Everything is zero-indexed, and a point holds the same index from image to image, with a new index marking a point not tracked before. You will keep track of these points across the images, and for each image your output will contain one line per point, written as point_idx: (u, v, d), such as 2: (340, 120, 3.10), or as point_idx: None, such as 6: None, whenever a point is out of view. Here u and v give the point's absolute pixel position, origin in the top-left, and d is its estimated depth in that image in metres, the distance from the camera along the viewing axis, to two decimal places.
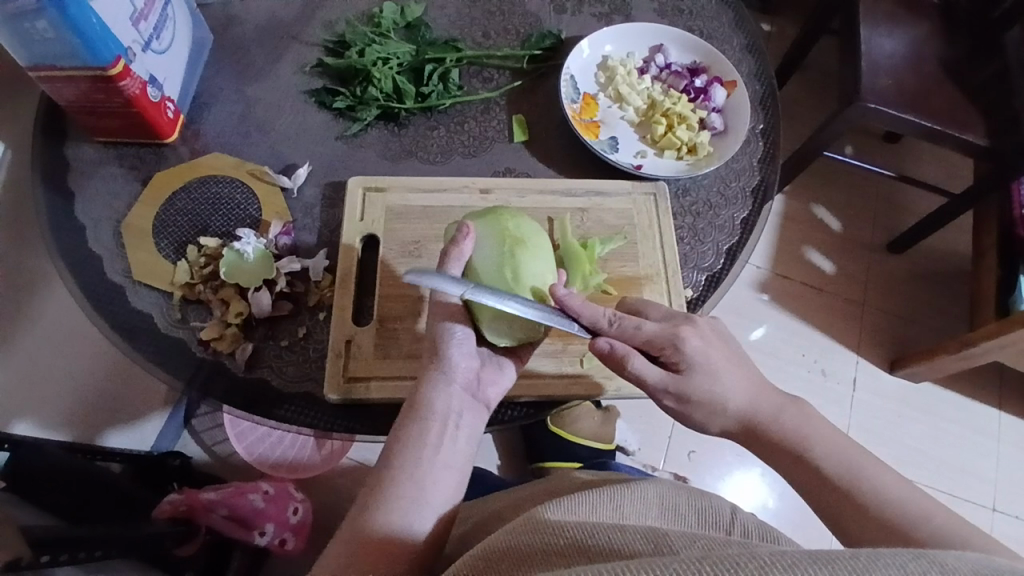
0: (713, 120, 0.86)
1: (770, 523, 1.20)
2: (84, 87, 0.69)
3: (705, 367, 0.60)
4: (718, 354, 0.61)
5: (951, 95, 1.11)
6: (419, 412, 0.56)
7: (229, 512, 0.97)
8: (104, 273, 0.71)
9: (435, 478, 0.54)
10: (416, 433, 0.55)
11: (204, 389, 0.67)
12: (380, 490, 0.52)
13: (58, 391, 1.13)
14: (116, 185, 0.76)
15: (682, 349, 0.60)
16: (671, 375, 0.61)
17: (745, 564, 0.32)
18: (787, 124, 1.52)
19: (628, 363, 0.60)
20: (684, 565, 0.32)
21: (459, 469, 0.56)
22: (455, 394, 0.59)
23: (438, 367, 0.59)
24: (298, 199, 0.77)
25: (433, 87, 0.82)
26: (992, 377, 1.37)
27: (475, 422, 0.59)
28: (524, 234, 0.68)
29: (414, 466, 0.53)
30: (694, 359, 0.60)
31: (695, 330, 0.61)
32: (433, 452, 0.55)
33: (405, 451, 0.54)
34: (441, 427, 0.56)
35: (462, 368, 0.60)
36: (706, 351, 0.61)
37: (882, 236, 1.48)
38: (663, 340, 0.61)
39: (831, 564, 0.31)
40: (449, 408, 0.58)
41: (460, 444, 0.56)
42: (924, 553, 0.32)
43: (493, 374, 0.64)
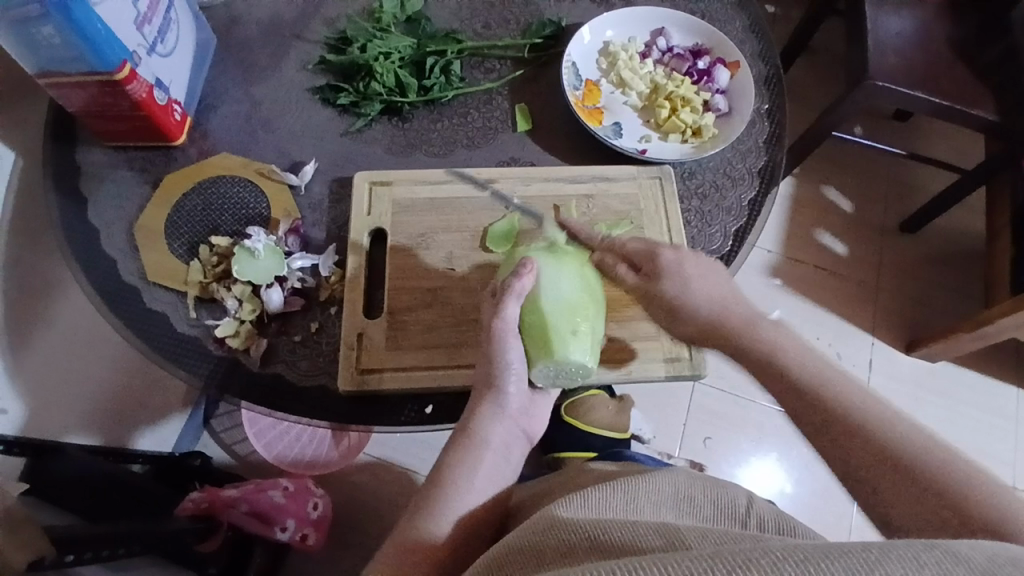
0: (717, 102, 0.85)
1: (787, 509, 1.20)
2: (92, 92, 0.70)
3: (676, 272, 0.65)
4: (695, 271, 0.65)
5: (960, 73, 1.09)
6: (477, 438, 0.58)
7: (250, 508, 1.00)
8: (119, 274, 0.72)
9: (484, 498, 0.56)
10: (477, 455, 0.57)
11: (220, 387, 0.68)
12: (440, 506, 0.54)
13: (80, 393, 1.15)
14: (127, 189, 0.77)
15: (656, 259, 0.66)
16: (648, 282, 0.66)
17: (758, 561, 0.32)
18: (793, 106, 1.51)
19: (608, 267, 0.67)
20: (697, 564, 0.32)
21: (501, 490, 0.58)
22: (506, 423, 0.60)
23: (498, 396, 0.60)
24: (306, 195, 0.78)
25: (435, 80, 0.83)
26: (1010, 355, 1.35)
27: (517, 452, 0.61)
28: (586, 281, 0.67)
29: (467, 487, 0.55)
30: (669, 269, 0.65)
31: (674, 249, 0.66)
32: (488, 475, 0.57)
33: (459, 472, 0.56)
34: (498, 452, 0.58)
35: (517, 399, 0.61)
36: (685, 267, 0.65)
37: (894, 215, 1.47)
38: (644, 252, 0.67)
39: (844, 556, 0.31)
40: (504, 435, 0.59)
41: (506, 469, 0.59)
42: (939, 543, 0.32)
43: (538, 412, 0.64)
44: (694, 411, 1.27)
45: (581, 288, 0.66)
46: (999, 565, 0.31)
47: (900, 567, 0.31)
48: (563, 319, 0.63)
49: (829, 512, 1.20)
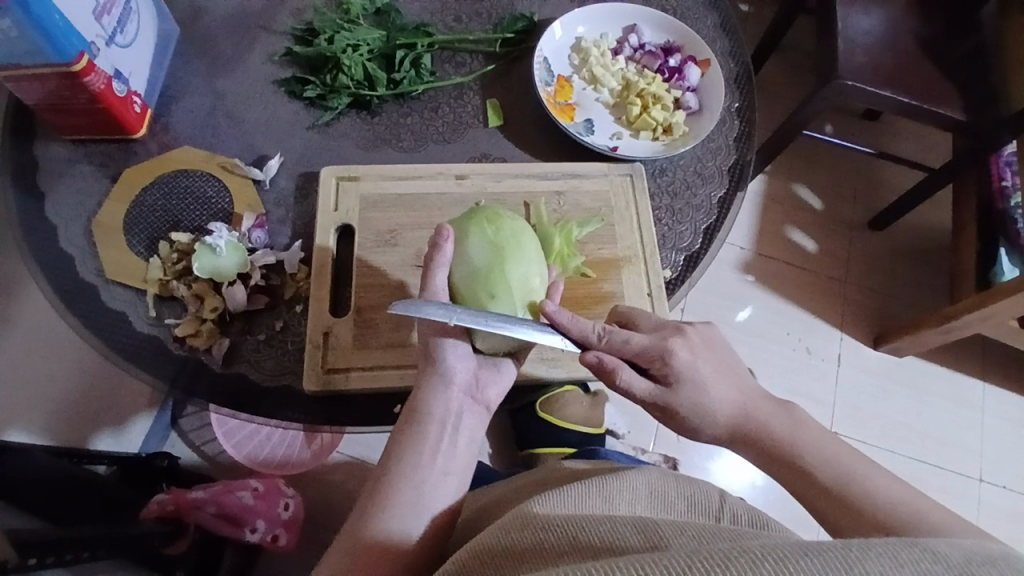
0: (688, 100, 0.85)
1: (759, 501, 1.21)
2: (49, 84, 0.67)
3: (695, 380, 0.60)
4: (709, 367, 0.60)
5: (930, 72, 1.11)
6: (417, 418, 0.57)
7: (218, 510, 0.97)
8: (76, 271, 0.70)
9: (436, 482, 0.55)
10: (414, 436, 0.56)
11: (184, 388, 0.66)
12: (382, 495, 0.53)
13: (42, 395, 1.11)
14: (86, 183, 0.74)
15: (671, 362, 0.59)
16: (662, 388, 0.60)
17: (739, 559, 0.31)
18: (765, 105, 1.52)
19: (617, 378, 0.59)
20: (676, 560, 0.32)
21: (458, 471, 0.56)
22: (452, 397, 0.59)
23: (434, 370, 0.60)
24: (272, 190, 0.76)
25: (404, 73, 0.81)
26: (974, 349, 1.38)
27: (474, 426, 0.60)
28: (504, 240, 0.66)
29: (412, 470, 0.54)
30: (684, 374, 0.59)
31: (684, 343, 0.60)
32: (431, 454, 0.56)
33: (404, 457, 0.55)
34: (440, 429, 0.57)
35: (460, 370, 0.60)
36: (700, 367, 0.60)
37: (863, 212, 1.49)
38: (653, 353, 0.60)
39: (824, 553, 0.31)
40: (447, 411, 0.58)
41: (459, 447, 0.57)
42: (919, 542, 0.33)
43: (493, 376, 0.63)
44: None
45: (494, 243, 0.65)
46: (977, 563, 0.31)
47: (878, 565, 0.30)
48: (477, 282, 0.64)
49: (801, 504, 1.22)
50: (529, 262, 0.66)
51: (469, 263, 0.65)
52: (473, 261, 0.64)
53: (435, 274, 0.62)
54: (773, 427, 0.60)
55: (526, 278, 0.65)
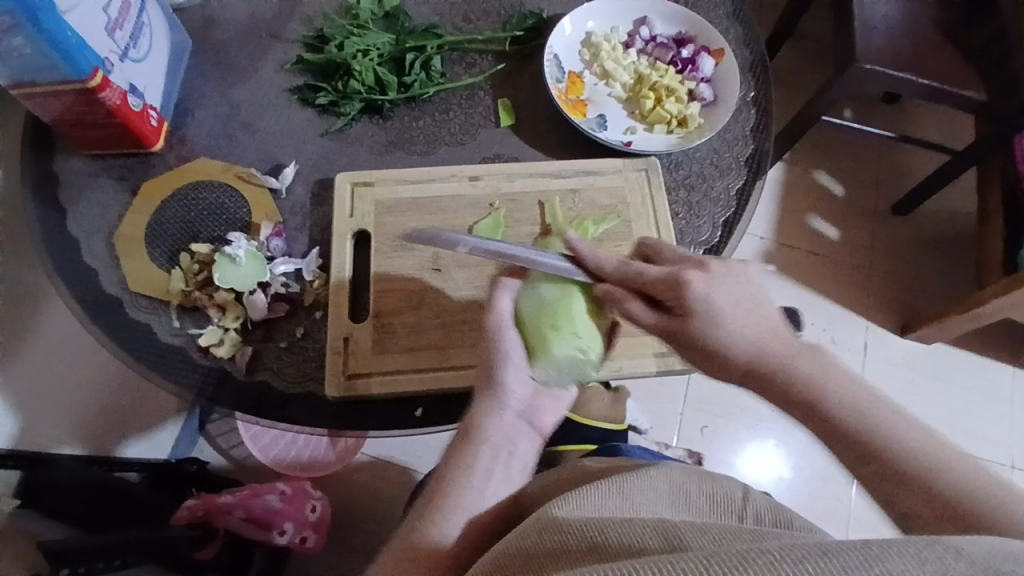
0: (702, 91, 0.84)
1: (785, 494, 1.20)
2: (66, 101, 0.68)
3: (712, 312, 0.56)
4: (725, 298, 0.56)
5: (948, 52, 1.09)
6: (475, 438, 0.57)
7: (246, 514, 0.98)
8: (100, 284, 0.71)
9: (487, 504, 0.54)
10: (470, 457, 0.56)
11: (209, 397, 0.67)
12: (436, 511, 0.53)
13: (71, 404, 1.14)
14: (106, 198, 0.75)
15: (684, 287, 0.56)
16: (670, 319, 0.57)
17: (756, 561, 0.31)
18: (780, 92, 1.50)
19: (624, 307, 0.58)
20: (692, 565, 0.32)
21: (510, 494, 0.56)
22: (510, 421, 0.59)
23: (493, 393, 0.59)
24: (288, 198, 0.77)
25: (415, 76, 0.81)
26: (1004, 334, 1.35)
27: (529, 450, 0.59)
28: (542, 256, 0.68)
29: (469, 486, 0.54)
30: (698, 303, 0.56)
31: (703, 273, 0.56)
32: (486, 476, 0.55)
33: (460, 473, 0.55)
34: (496, 452, 0.57)
35: (519, 394, 0.60)
36: (717, 298, 0.56)
37: (885, 198, 1.46)
38: (663, 281, 0.57)
39: (840, 554, 0.31)
40: (504, 434, 0.58)
41: (513, 472, 0.57)
42: (942, 539, 0.32)
43: (552, 402, 0.62)
44: (690, 400, 1.27)
45: (559, 275, 0.63)
46: (1002, 560, 0.31)
47: (899, 564, 0.30)
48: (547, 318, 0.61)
49: (827, 497, 1.20)
50: None
51: (537, 294, 0.62)
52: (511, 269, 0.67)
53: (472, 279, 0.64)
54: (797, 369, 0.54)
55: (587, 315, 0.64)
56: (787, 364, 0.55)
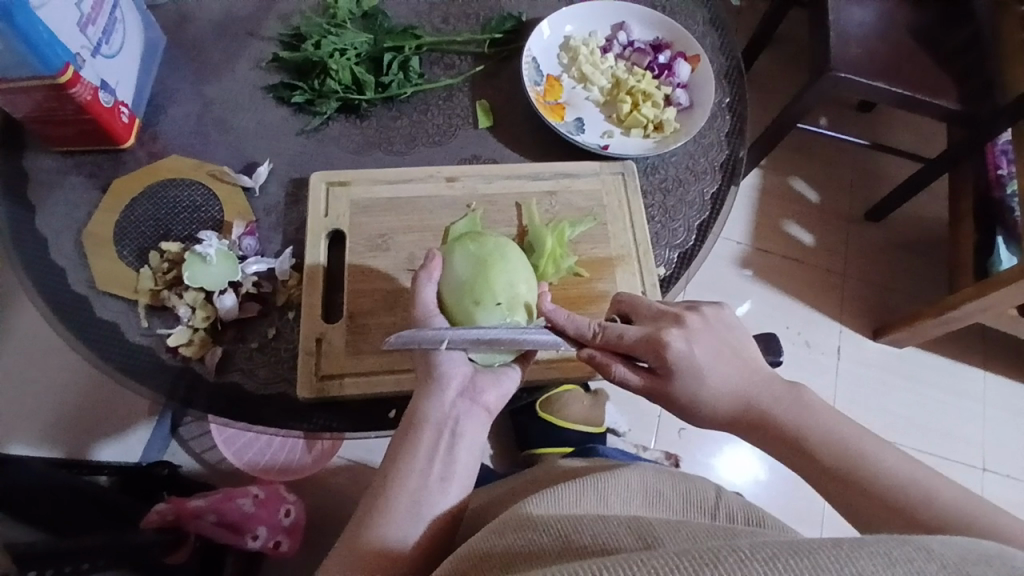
0: (678, 97, 0.84)
1: (759, 496, 1.21)
2: (36, 97, 0.67)
3: (690, 370, 0.60)
4: (706, 355, 0.60)
5: (921, 63, 1.11)
6: (413, 424, 0.56)
7: (218, 518, 0.96)
8: (67, 283, 0.69)
9: (432, 490, 0.53)
10: (409, 444, 0.55)
11: (179, 398, 0.66)
12: (377, 504, 0.53)
13: (38, 406, 1.11)
14: (75, 194, 0.74)
15: (665, 354, 0.59)
16: (656, 381, 0.61)
17: (727, 558, 0.31)
18: (758, 99, 1.52)
19: (610, 370, 0.61)
20: (664, 561, 0.32)
21: (458, 478, 0.55)
22: (449, 403, 0.58)
23: (428, 376, 0.59)
24: (261, 197, 0.76)
25: (393, 76, 0.80)
26: (974, 339, 1.38)
27: (476, 428, 0.58)
28: (488, 253, 0.66)
29: (408, 476, 0.54)
30: (679, 365, 0.59)
31: (682, 333, 0.60)
32: (426, 462, 0.54)
33: (399, 464, 0.54)
34: (436, 435, 0.56)
35: (455, 374, 0.59)
36: (696, 355, 0.60)
37: (859, 205, 1.49)
38: (646, 347, 0.60)
39: (811, 552, 0.31)
40: (444, 416, 0.57)
41: (458, 453, 0.56)
42: (911, 539, 0.33)
43: (493, 378, 0.61)
44: None
45: (475, 264, 0.65)
46: (973, 561, 0.31)
47: (870, 563, 0.30)
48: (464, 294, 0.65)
49: (801, 498, 1.22)
50: (515, 271, 0.67)
51: (457, 285, 0.65)
52: (457, 274, 0.65)
53: (422, 291, 0.63)
54: (777, 410, 0.59)
55: (512, 283, 0.66)
56: (773, 412, 0.59)
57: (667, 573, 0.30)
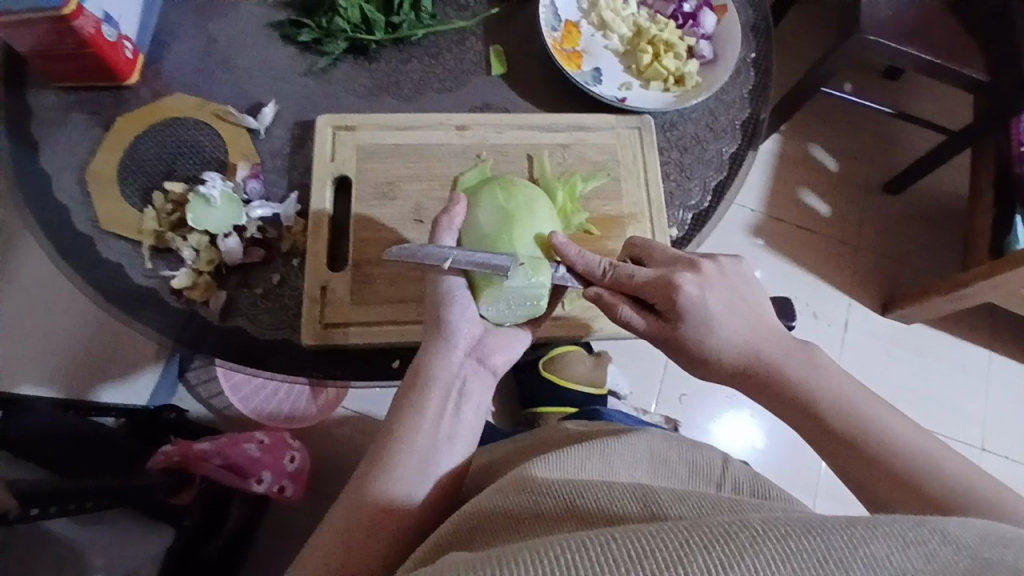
0: (701, 48, 0.81)
1: (758, 464, 1.21)
2: (40, 30, 0.65)
3: (699, 319, 0.59)
4: (717, 302, 0.59)
5: (954, 31, 1.06)
6: (421, 380, 0.56)
7: (224, 462, 0.97)
8: (70, 222, 0.68)
9: (438, 447, 0.53)
10: (417, 400, 0.55)
11: (185, 342, 0.65)
12: (382, 458, 0.52)
13: (44, 347, 1.12)
14: (79, 132, 0.72)
15: (676, 296, 0.58)
16: (663, 325, 0.60)
17: (738, 535, 0.31)
18: (780, 61, 1.47)
19: (616, 312, 0.60)
20: (673, 535, 0.31)
21: (464, 436, 0.55)
22: (456, 361, 0.58)
23: (437, 334, 0.59)
24: (266, 139, 0.74)
25: (404, 16, 0.78)
26: (985, 316, 1.36)
27: (481, 389, 0.58)
28: (513, 207, 0.65)
29: (416, 434, 0.53)
30: (690, 308, 0.58)
31: (694, 278, 0.59)
32: (434, 419, 0.54)
33: (406, 421, 0.54)
34: (444, 393, 0.56)
35: (464, 333, 0.60)
36: (707, 303, 0.58)
37: (878, 174, 1.45)
38: (656, 288, 0.59)
39: (826, 530, 0.30)
40: (451, 374, 0.57)
41: (464, 412, 0.56)
42: (927, 521, 0.32)
43: (505, 339, 0.63)
44: (671, 366, 1.27)
45: (499, 216, 0.64)
46: (988, 546, 0.31)
47: (883, 546, 0.30)
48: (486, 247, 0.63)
49: (800, 466, 1.22)
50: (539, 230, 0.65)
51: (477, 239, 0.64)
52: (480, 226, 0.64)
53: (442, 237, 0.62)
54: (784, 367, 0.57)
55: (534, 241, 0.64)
56: (783, 368, 0.58)
57: (678, 551, 0.30)
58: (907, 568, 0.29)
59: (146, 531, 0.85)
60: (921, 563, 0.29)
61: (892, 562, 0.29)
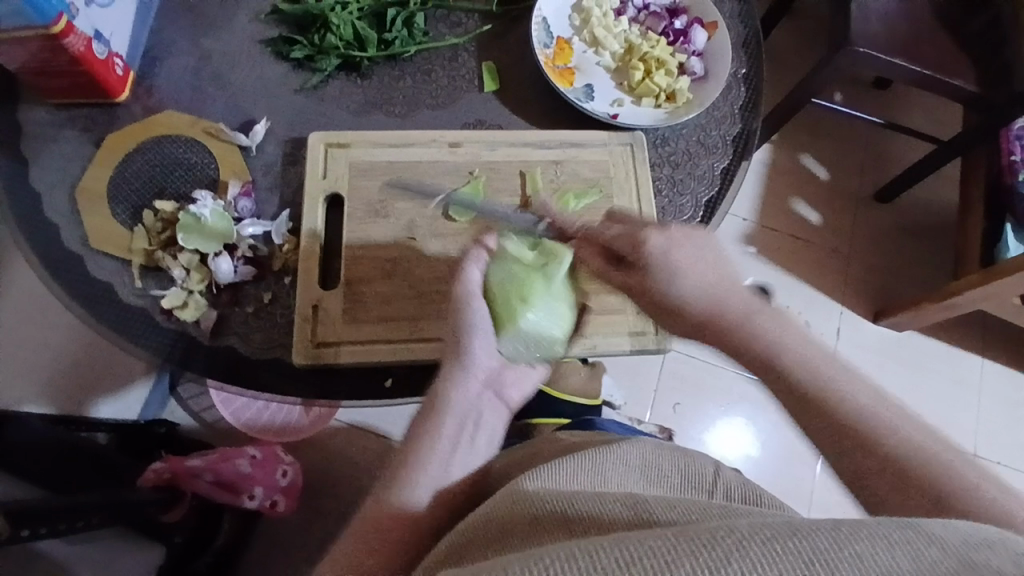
0: (692, 65, 0.81)
1: (751, 473, 1.21)
2: (30, 48, 0.64)
3: (664, 266, 0.59)
4: (682, 256, 0.59)
5: (942, 41, 1.07)
6: (444, 396, 0.56)
7: (215, 478, 0.96)
8: (61, 239, 0.68)
9: (455, 462, 0.54)
10: (440, 414, 0.55)
11: (176, 360, 0.65)
12: (405, 468, 0.52)
13: (34, 362, 1.11)
14: (70, 149, 0.72)
15: (644, 246, 0.59)
16: (633, 275, 0.61)
17: (724, 540, 0.30)
18: (771, 73, 1.48)
19: (595, 266, 0.62)
20: (660, 542, 0.31)
21: (478, 453, 0.56)
22: (477, 378, 0.59)
23: (461, 350, 0.59)
24: (258, 156, 0.74)
25: (396, 33, 0.78)
26: (976, 325, 1.37)
27: (493, 408, 0.59)
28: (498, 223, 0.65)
29: (434, 459, 0.53)
30: (656, 260, 0.59)
31: (659, 232, 0.59)
32: (454, 434, 0.55)
33: (428, 431, 0.54)
34: (463, 408, 0.56)
35: (485, 352, 0.60)
36: (673, 256, 0.59)
37: (869, 184, 1.46)
38: (627, 239, 0.60)
39: (812, 533, 0.30)
40: (470, 392, 0.58)
41: (479, 429, 0.56)
42: (913, 522, 0.32)
43: (519, 374, 0.62)
44: (665, 377, 1.26)
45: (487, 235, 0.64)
46: (975, 546, 0.30)
47: (869, 547, 0.30)
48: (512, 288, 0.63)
49: (794, 475, 1.22)
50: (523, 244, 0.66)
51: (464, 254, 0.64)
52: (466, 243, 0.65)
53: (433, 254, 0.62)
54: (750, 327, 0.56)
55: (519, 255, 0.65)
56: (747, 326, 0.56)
57: (664, 558, 0.30)
58: (894, 568, 0.29)
59: (137, 549, 0.84)
60: (910, 564, 0.29)
61: (878, 562, 0.29)
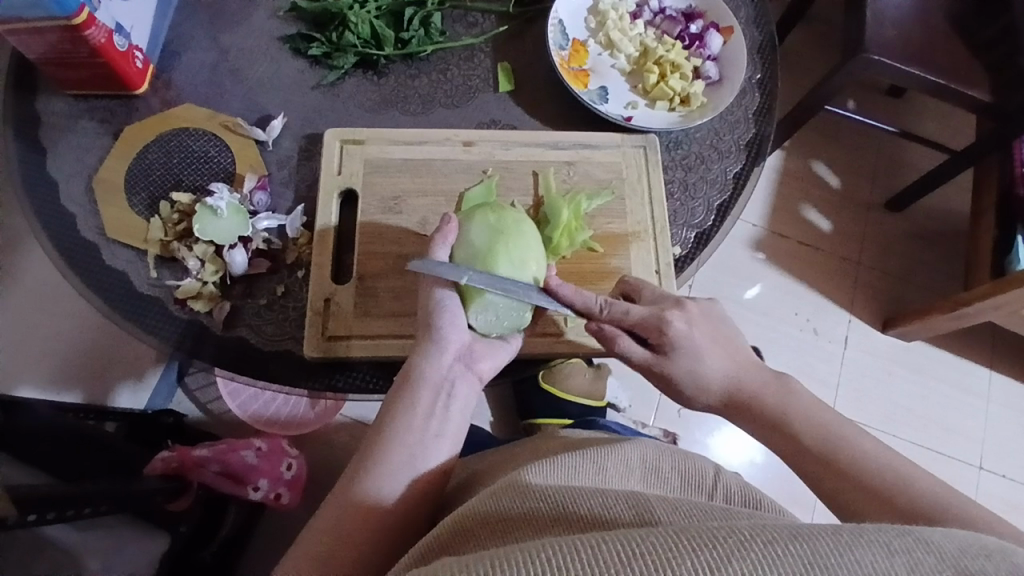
0: (708, 69, 0.82)
1: (754, 479, 1.21)
2: (51, 39, 0.65)
3: (689, 350, 0.61)
4: (703, 338, 0.61)
5: (957, 51, 1.07)
6: (411, 381, 0.56)
7: (221, 469, 0.97)
8: (77, 228, 0.69)
9: (427, 446, 0.54)
10: (407, 401, 0.55)
11: (188, 350, 0.66)
12: (371, 455, 0.52)
13: (46, 350, 1.12)
14: (88, 140, 0.72)
15: (667, 332, 0.60)
16: (658, 357, 0.62)
17: (725, 538, 0.31)
18: (784, 79, 1.48)
19: (616, 344, 0.62)
20: (661, 538, 0.31)
21: (451, 437, 0.55)
22: (448, 363, 0.59)
23: (431, 338, 0.59)
24: (274, 151, 0.75)
25: (413, 32, 0.78)
26: (985, 336, 1.36)
27: (469, 393, 0.58)
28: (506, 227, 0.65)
29: (405, 434, 0.53)
30: (679, 344, 0.61)
31: (682, 314, 0.61)
32: (424, 419, 0.55)
33: (395, 418, 0.54)
34: (433, 393, 0.56)
35: (455, 338, 0.60)
36: (695, 338, 0.61)
37: (880, 193, 1.46)
38: (651, 324, 0.61)
39: (811, 538, 0.31)
40: (442, 377, 0.57)
41: (453, 413, 0.56)
42: (912, 530, 0.32)
43: (490, 349, 0.63)
44: None
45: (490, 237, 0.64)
46: (971, 554, 0.31)
47: (867, 553, 0.30)
48: (477, 263, 0.63)
49: (797, 483, 1.22)
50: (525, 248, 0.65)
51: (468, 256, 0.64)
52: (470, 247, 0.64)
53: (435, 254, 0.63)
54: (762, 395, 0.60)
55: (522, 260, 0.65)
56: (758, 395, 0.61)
57: (666, 553, 0.30)
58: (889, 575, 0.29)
59: (143, 537, 0.84)
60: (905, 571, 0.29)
61: (876, 566, 0.29)
